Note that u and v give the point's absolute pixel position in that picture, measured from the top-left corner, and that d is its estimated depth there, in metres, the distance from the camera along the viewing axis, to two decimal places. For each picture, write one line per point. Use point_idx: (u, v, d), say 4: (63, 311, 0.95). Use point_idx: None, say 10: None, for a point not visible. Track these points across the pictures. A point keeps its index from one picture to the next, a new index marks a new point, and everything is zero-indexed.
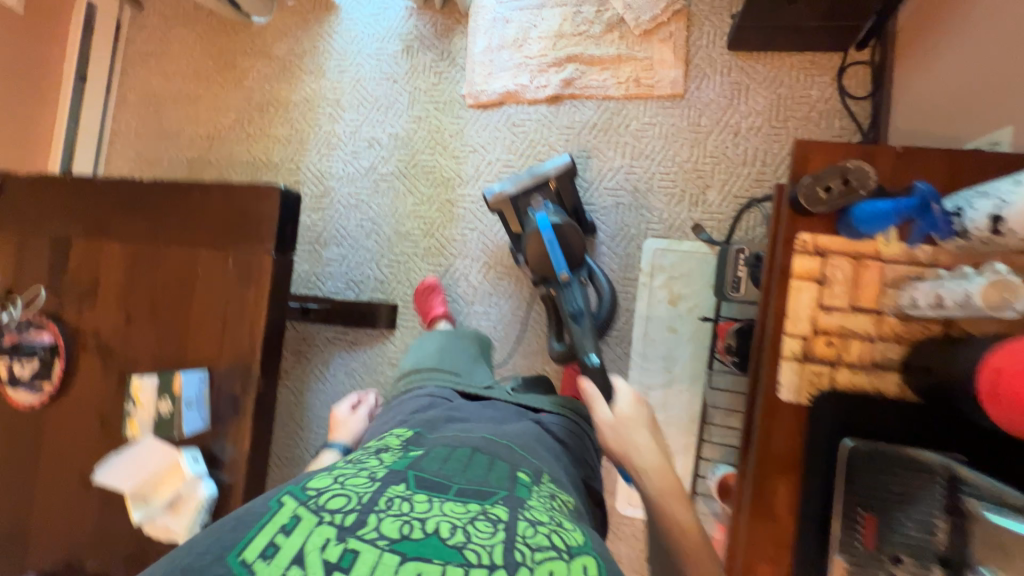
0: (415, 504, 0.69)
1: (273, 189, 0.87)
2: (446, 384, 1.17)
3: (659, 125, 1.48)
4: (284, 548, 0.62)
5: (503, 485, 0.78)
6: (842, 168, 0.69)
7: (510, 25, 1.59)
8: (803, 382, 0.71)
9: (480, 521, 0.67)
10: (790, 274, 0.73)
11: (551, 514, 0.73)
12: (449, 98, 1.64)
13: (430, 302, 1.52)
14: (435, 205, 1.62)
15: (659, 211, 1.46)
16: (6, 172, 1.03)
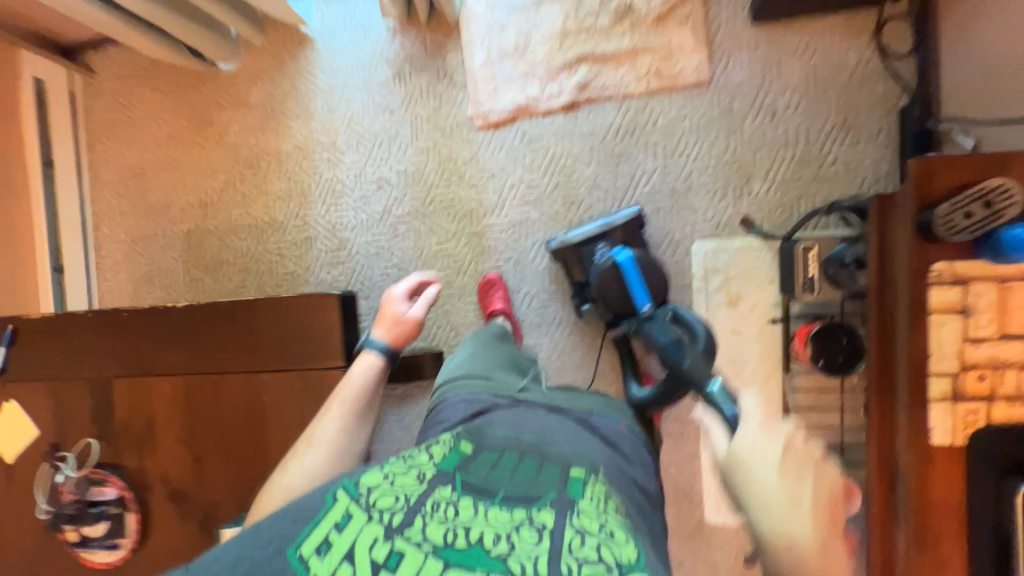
0: (463, 511, 0.70)
1: (331, 298, 0.82)
2: (483, 390, 1.08)
3: (689, 116, 1.37)
4: (337, 544, 0.64)
5: (553, 488, 0.76)
6: (982, 192, 0.71)
7: (507, 30, 1.45)
8: (958, 422, 0.77)
9: (526, 531, 0.67)
10: (931, 308, 0.77)
11: (602, 525, 0.71)
12: (455, 122, 1.52)
13: (489, 298, 1.47)
14: (462, 240, 1.53)
15: (703, 210, 1.38)
16: (16, 318, 0.93)
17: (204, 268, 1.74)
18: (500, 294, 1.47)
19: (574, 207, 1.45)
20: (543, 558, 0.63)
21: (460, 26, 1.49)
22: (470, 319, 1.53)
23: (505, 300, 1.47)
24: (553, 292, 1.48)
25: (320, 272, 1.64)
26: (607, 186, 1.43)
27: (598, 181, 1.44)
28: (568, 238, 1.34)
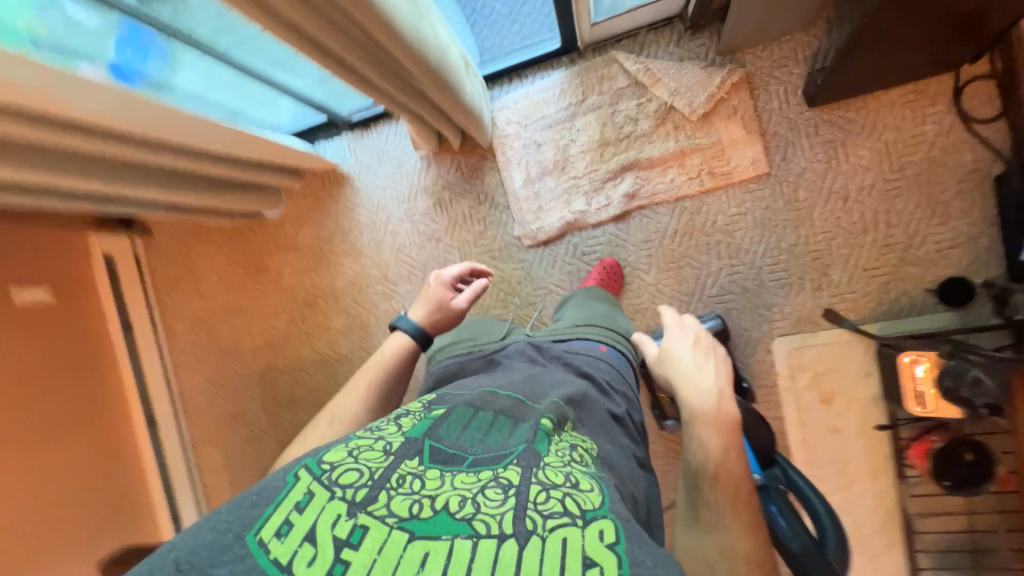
0: (426, 481, 0.62)
1: None
2: (467, 349, 1.08)
3: (751, 209, 1.30)
4: (297, 525, 0.56)
5: (523, 439, 0.69)
6: None
7: (544, 146, 1.42)
8: None
9: (490, 491, 0.60)
10: None
11: (568, 474, 0.63)
12: (503, 244, 1.50)
13: None
14: None
15: (780, 306, 1.30)
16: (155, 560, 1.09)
17: (281, 405, 1.81)
18: None
19: (641, 316, 1.41)
20: (508, 516, 0.56)
21: (495, 148, 1.47)
22: None
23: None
24: None
25: None
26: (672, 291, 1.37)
27: (663, 287, 1.38)
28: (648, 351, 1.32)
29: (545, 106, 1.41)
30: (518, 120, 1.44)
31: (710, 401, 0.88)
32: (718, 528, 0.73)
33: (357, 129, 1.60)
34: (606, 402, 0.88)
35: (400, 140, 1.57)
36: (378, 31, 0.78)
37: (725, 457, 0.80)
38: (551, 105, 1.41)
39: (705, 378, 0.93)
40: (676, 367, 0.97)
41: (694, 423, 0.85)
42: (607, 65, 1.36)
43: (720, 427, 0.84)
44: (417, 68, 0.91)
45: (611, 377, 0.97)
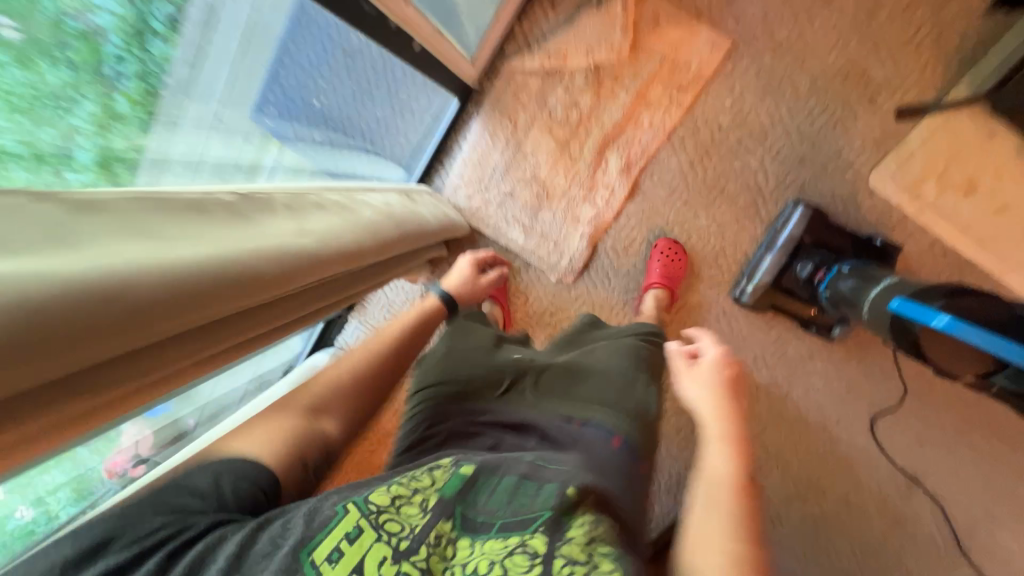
0: (456, 553, 0.54)
1: None
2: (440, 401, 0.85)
3: (746, 85, 1.13)
4: (348, 556, 0.52)
5: (547, 504, 0.57)
6: None
7: (517, 191, 1.32)
8: None
9: (516, 560, 0.52)
10: None
11: (598, 551, 0.53)
12: (553, 297, 1.37)
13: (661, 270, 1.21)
14: None
15: (850, 144, 1.12)
16: None
17: None
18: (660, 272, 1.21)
19: (724, 255, 1.25)
20: None
21: (477, 227, 1.38)
22: None
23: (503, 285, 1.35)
24: (773, 337, 1.29)
25: None
26: (736, 213, 1.21)
27: (725, 215, 1.22)
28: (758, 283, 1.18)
29: (490, 159, 1.33)
30: (478, 188, 1.35)
31: (733, 466, 0.66)
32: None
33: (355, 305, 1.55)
34: (613, 482, 0.68)
35: (396, 284, 1.51)
36: (347, 265, 0.75)
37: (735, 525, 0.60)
38: (493, 154, 1.32)
39: (730, 415, 0.74)
40: (698, 408, 0.76)
41: (698, 480, 0.67)
42: (511, 80, 1.27)
43: (742, 474, 0.66)
44: (389, 252, 0.86)
45: (623, 461, 0.73)
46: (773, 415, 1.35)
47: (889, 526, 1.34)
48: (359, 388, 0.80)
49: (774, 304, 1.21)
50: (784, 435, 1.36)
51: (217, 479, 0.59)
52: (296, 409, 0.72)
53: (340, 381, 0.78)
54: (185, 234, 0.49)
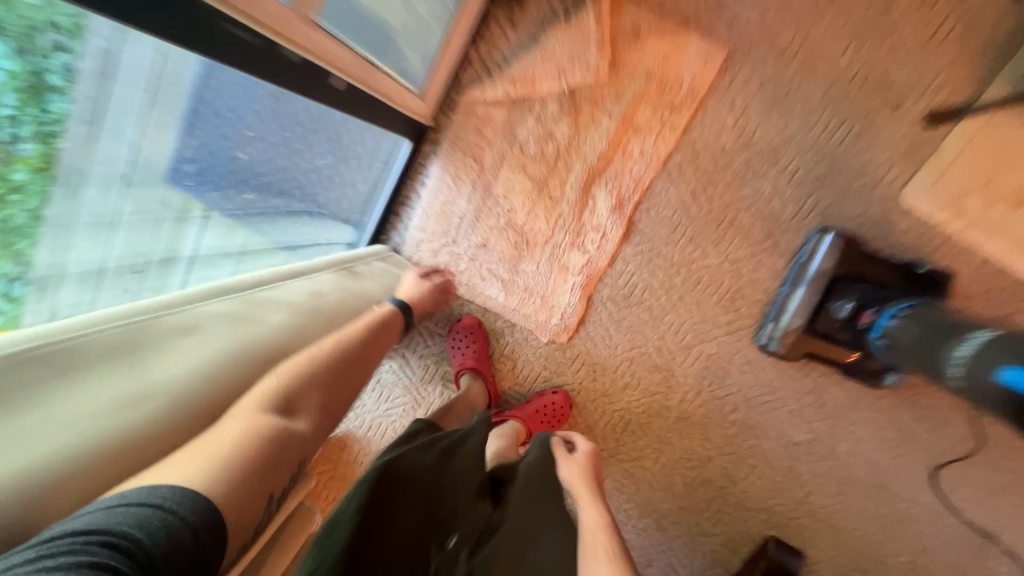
0: None
1: None
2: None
3: (749, 99, 0.97)
4: None
5: None
6: None
7: (491, 243, 1.13)
8: None
9: None
10: None
11: None
12: (545, 361, 1.18)
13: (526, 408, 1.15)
14: (671, 435, 1.17)
15: (876, 158, 0.95)
16: None
17: None
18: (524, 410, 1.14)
19: (743, 296, 1.06)
20: None
21: (448, 284, 1.19)
22: (772, 487, 1.16)
23: (480, 353, 1.17)
24: (810, 387, 1.08)
25: None
26: (752, 246, 1.03)
27: (740, 250, 1.04)
28: (787, 328, 0.99)
29: (456, 208, 1.13)
30: (446, 242, 1.16)
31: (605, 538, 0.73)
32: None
33: None
34: None
35: None
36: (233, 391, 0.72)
37: None
38: (458, 202, 1.13)
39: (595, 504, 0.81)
40: (574, 495, 0.84)
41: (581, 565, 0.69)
42: (470, 114, 1.09)
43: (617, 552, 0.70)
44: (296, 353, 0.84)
45: None
46: (819, 477, 1.14)
47: None
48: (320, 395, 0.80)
49: (809, 351, 1.01)
50: (835, 499, 1.14)
51: (180, 508, 0.55)
52: (246, 411, 0.70)
53: (300, 383, 0.77)
54: (93, 393, 0.58)
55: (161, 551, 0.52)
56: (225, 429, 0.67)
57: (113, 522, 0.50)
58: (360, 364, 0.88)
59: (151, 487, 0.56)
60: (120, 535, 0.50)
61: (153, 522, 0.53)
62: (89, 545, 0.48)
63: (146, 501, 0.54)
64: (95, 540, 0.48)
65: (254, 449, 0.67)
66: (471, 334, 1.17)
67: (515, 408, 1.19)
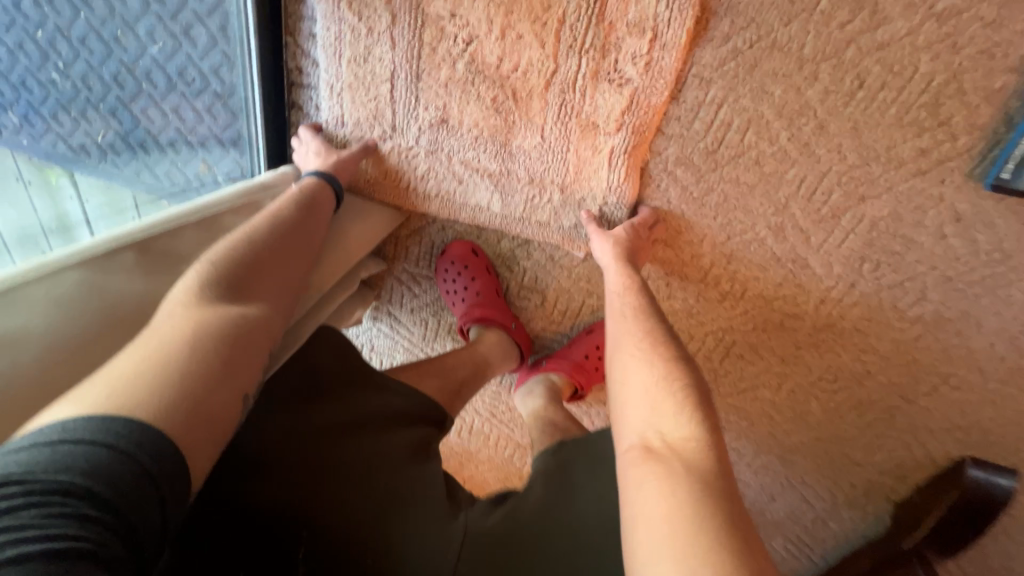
0: None
1: None
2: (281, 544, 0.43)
3: None
4: None
5: None
6: None
7: (456, 110, 0.66)
8: None
9: None
10: None
11: None
12: (584, 283, 0.78)
13: (566, 357, 0.81)
14: (796, 351, 0.77)
15: None
16: None
17: None
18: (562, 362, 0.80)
19: (958, 94, 0.53)
20: None
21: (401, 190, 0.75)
22: (976, 400, 0.75)
23: (487, 292, 0.78)
24: None
25: None
26: None
27: None
28: None
29: (389, 64, 0.65)
30: (389, 127, 0.70)
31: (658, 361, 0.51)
32: (667, 402, 0.47)
33: None
34: None
35: None
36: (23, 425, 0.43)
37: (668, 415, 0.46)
38: (386, 47, 0.64)
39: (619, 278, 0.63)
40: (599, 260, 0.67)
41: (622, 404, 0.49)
42: None
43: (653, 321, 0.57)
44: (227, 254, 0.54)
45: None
46: None
47: None
48: (269, 279, 0.55)
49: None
50: None
51: (142, 442, 0.35)
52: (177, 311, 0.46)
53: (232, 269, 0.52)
54: None
55: (148, 495, 0.34)
56: (154, 335, 0.44)
57: (52, 473, 0.31)
58: (298, 250, 0.60)
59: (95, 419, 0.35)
60: (73, 488, 0.31)
61: (121, 467, 0.33)
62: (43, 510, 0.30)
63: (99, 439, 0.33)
64: (51, 497, 0.30)
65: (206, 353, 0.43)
66: (467, 269, 0.78)
67: (553, 356, 0.84)
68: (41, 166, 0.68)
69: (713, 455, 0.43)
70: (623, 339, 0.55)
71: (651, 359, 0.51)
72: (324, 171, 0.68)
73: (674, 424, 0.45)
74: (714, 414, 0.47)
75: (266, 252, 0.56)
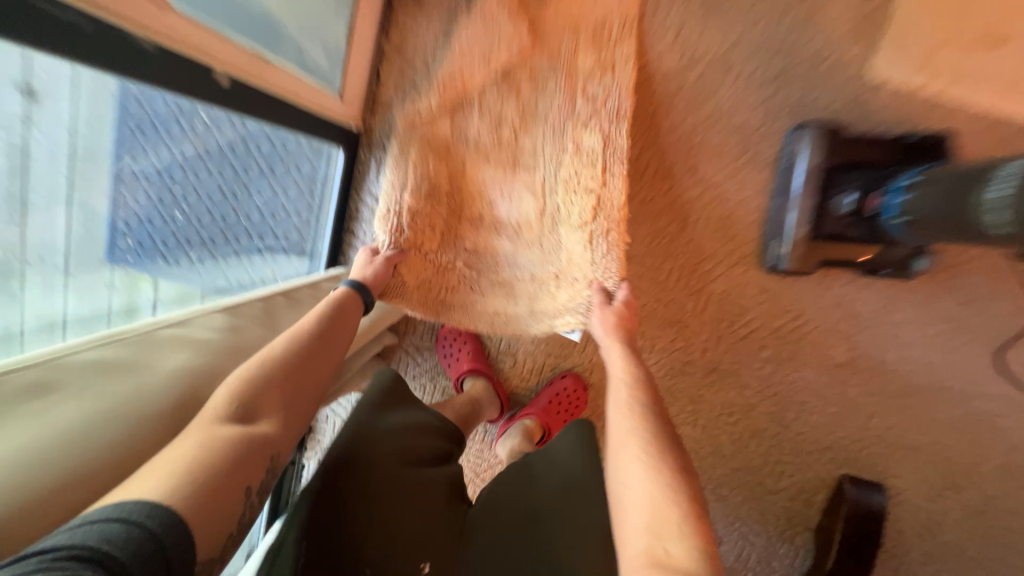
0: None
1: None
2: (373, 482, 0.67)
3: (678, 16, 0.92)
4: None
5: None
6: None
7: (482, 238, 0.99)
8: None
9: None
10: None
11: None
12: (545, 347, 1.08)
13: (536, 402, 1.06)
14: (700, 392, 1.06)
15: (828, 42, 0.89)
16: None
17: None
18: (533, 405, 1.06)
19: (735, 221, 0.98)
20: None
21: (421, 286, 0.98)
22: (828, 421, 1.04)
23: (475, 352, 1.07)
24: (836, 300, 0.98)
25: None
26: (727, 166, 0.96)
27: (716, 174, 0.96)
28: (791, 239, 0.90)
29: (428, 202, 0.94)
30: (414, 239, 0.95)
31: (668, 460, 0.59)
32: (669, 512, 0.54)
33: (308, 442, 1.22)
34: None
35: (346, 398, 1.19)
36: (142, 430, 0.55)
37: (677, 520, 0.53)
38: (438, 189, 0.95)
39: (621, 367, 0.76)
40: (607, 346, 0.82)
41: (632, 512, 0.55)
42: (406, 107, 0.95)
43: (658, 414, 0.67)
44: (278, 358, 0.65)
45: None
46: (874, 395, 1.02)
47: None
48: (281, 393, 0.62)
49: (825, 259, 0.90)
50: (898, 417, 1.02)
51: (149, 514, 0.43)
52: (202, 426, 0.55)
53: (265, 383, 0.61)
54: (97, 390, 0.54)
55: (151, 556, 0.41)
56: (175, 448, 0.52)
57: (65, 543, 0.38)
58: (319, 364, 0.69)
59: (112, 506, 0.43)
60: (85, 551, 0.39)
61: (128, 534, 0.41)
62: (52, 571, 0.36)
63: (110, 516, 0.42)
64: (63, 561, 0.37)
65: (225, 452, 0.52)
66: (460, 335, 1.08)
67: (526, 407, 1.09)
68: (133, 273, 0.82)
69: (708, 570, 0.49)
70: (631, 440, 0.63)
71: (652, 463, 0.59)
72: (356, 283, 0.85)
73: (676, 537, 0.52)
74: (710, 525, 0.54)
75: (294, 366, 0.65)
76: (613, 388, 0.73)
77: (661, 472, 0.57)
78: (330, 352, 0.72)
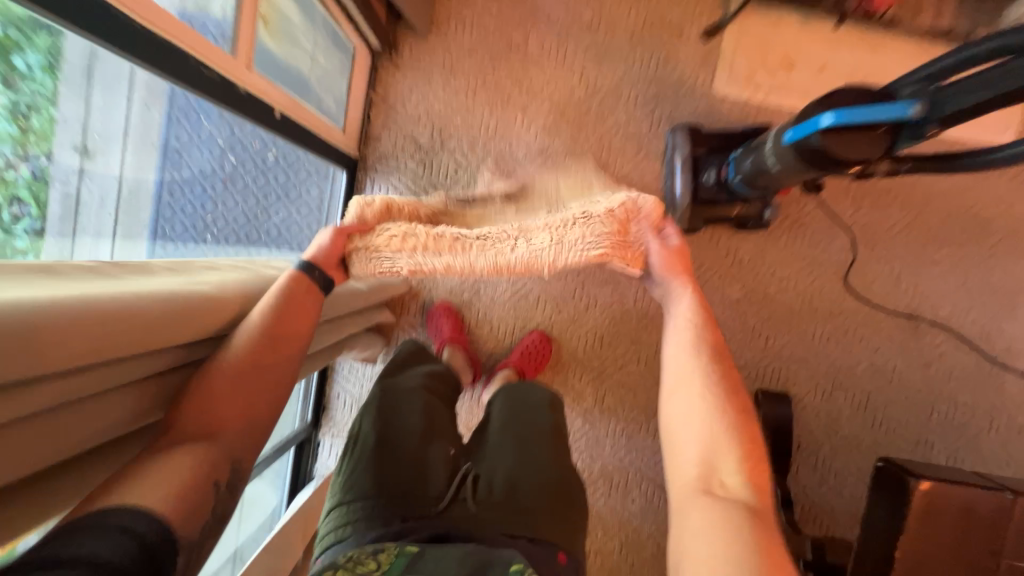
0: None
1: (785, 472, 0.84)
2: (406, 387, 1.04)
3: (582, 60, 1.31)
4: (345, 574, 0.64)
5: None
6: None
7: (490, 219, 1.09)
8: None
9: None
10: None
11: None
12: (515, 312, 1.36)
13: (516, 355, 1.32)
14: (640, 334, 1.34)
15: (685, 70, 1.29)
16: None
17: None
18: (512, 356, 1.32)
19: None
20: None
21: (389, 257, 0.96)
22: (738, 345, 1.34)
23: (456, 325, 1.34)
24: (724, 249, 1.32)
25: (629, 505, 1.38)
26: (631, 160, 1.31)
27: (624, 167, 1.32)
28: (679, 206, 1.22)
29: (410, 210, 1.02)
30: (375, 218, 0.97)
31: (729, 400, 0.68)
32: (728, 450, 0.63)
33: (322, 421, 1.41)
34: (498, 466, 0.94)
35: (353, 374, 1.40)
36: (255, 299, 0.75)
37: (741, 461, 0.62)
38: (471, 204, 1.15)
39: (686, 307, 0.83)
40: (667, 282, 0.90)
41: (701, 445, 0.64)
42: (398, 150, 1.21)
43: (719, 357, 0.75)
44: (250, 348, 0.67)
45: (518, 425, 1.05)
46: (767, 320, 1.33)
47: (929, 376, 1.32)
48: (235, 405, 0.63)
49: (705, 218, 1.25)
50: (787, 335, 1.33)
51: (99, 517, 0.47)
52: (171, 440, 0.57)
53: (246, 363, 0.66)
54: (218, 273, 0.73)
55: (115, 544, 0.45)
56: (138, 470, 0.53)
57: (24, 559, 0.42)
58: (286, 337, 0.71)
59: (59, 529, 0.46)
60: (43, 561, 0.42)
61: (80, 537, 0.45)
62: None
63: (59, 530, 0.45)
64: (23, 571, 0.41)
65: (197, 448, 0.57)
66: (444, 315, 1.34)
67: (505, 361, 1.34)
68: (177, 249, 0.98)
69: (756, 502, 0.59)
70: (702, 377, 0.70)
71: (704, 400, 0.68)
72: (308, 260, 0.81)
73: (726, 470, 0.61)
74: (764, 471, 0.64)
75: (253, 351, 0.67)
76: (677, 324, 0.81)
77: (723, 414, 0.66)
78: (290, 337, 0.71)
